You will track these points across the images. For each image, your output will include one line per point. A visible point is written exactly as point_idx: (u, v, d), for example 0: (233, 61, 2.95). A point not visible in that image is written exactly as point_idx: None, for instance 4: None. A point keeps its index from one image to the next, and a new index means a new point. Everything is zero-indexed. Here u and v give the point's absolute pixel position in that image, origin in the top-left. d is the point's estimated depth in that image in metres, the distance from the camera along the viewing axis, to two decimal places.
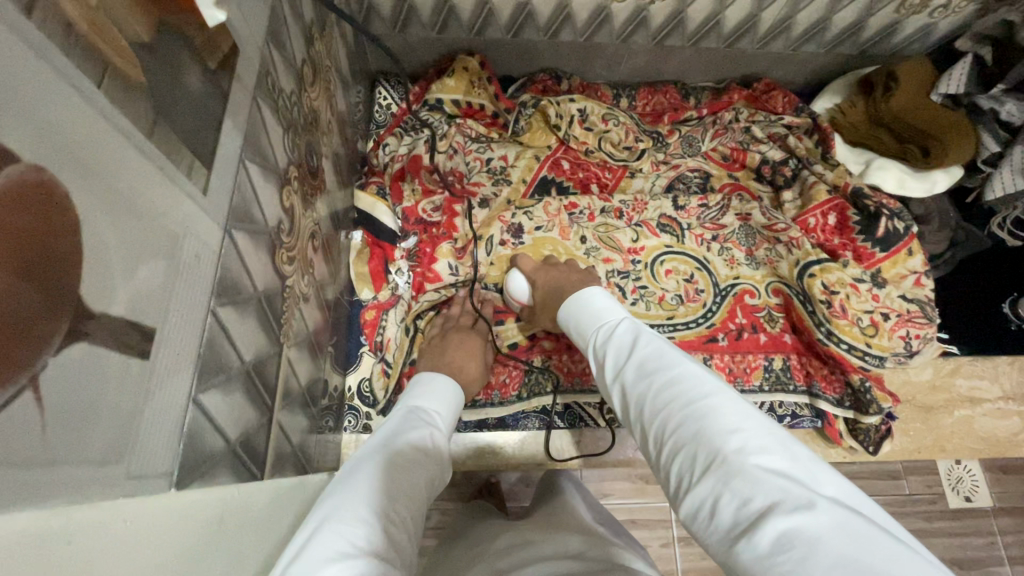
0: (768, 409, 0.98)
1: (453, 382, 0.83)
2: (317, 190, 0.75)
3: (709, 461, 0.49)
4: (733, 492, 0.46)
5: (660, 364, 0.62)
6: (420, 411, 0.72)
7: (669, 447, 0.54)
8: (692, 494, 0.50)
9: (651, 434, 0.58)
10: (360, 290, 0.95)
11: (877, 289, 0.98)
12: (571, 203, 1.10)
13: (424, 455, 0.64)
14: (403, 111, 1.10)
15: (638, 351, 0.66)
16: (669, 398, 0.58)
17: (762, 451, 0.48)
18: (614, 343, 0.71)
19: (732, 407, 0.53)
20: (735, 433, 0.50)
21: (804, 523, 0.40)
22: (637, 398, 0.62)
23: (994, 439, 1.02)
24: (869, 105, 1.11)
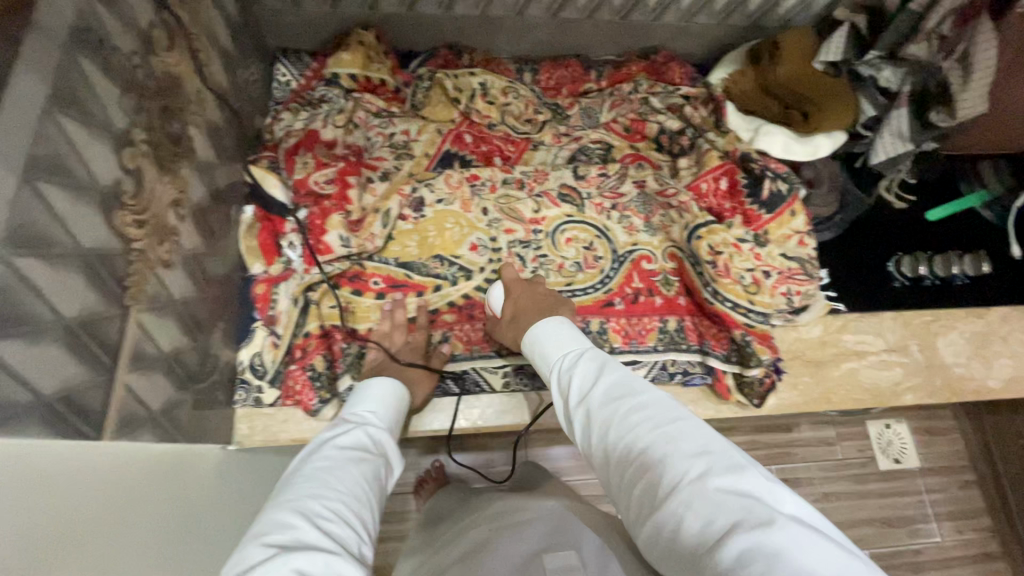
0: (661, 367, 1.02)
1: (394, 379, 0.87)
2: (182, 158, 0.75)
3: (671, 489, 0.52)
4: (698, 516, 0.49)
5: (625, 392, 0.62)
6: (351, 413, 0.77)
7: (632, 474, 0.56)
8: (654, 517, 0.53)
9: (615, 459, 0.59)
10: (251, 264, 0.94)
11: (759, 248, 1.03)
12: (472, 175, 1.11)
13: (358, 453, 0.70)
14: (302, 86, 1.10)
15: (603, 377, 0.65)
16: (633, 424, 0.58)
17: (726, 473, 0.51)
18: (578, 366, 0.69)
19: (697, 431, 0.56)
20: (701, 458, 0.53)
21: (766, 542, 0.45)
22: (597, 424, 0.62)
23: (877, 389, 1.08)
24: (758, 73, 1.15)
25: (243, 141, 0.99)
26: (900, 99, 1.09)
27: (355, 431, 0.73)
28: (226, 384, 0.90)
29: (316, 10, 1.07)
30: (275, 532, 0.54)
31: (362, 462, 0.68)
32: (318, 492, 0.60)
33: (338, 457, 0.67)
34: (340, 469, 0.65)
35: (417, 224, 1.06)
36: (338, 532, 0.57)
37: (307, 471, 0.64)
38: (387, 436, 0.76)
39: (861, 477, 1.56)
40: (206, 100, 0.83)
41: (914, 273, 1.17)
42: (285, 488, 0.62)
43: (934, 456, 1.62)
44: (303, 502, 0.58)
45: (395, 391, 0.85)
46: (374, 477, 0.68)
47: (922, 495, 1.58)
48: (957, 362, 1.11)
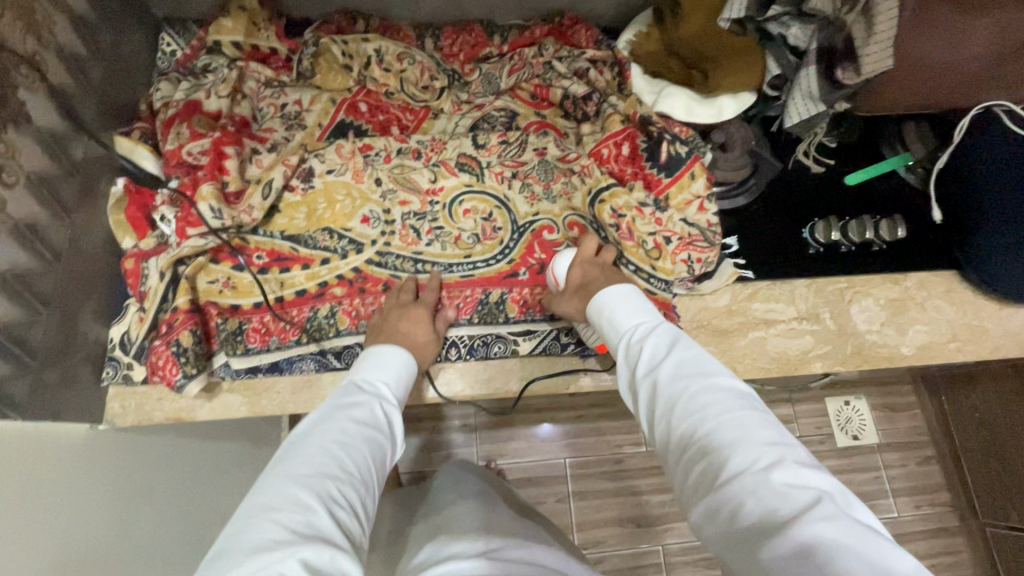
0: (554, 338, 0.99)
1: (408, 352, 0.83)
2: (9, 122, 0.71)
3: (737, 470, 0.52)
4: (759, 500, 0.49)
5: (702, 372, 0.61)
6: (360, 385, 0.73)
7: (693, 450, 0.56)
8: (710, 495, 0.52)
9: (677, 435, 0.58)
10: (121, 238, 0.91)
11: (660, 213, 1.00)
12: (366, 144, 1.06)
13: (366, 430, 0.65)
14: (186, 56, 1.07)
15: (680, 355, 0.64)
16: (706, 403, 0.58)
17: (795, 465, 0.51)
18: (652, 342, 0.69)
19: (769, 423, 0.55)
20: (774, 447, 0.52)
21: (835, 531, 0.44)
22: (668, 399, 0.61)
23: (785, 357, 1.04)
24: (662, 33, 1.11)
25: (115, 111, 0.95)
26: (809, 57, 1.04)
27: (368, 406, 0.69)
28: (91, 361, 0.87)
29: None
30: (285, 510, 0.51)
31: (371, 441, 0.64)
32: (324, 469, 0.57)
33: (353, 432, 0.64)
34: (351, 444, 0.62)
35: (305, 195, 1.02)
36: (344, 519, 0.54)
37: (316, 443, 0.60)
38: (395, 413, 0.73)
39: (819, 453, 1.53)
40: (47, 64, 0.79)
41: (828, 239, 1.12)
42: (290, 454, 0.59)
43: (893, 431, 1.58)
44: (314, 477, 0.55)
45: (404, 362, 0.80)
46: (379, 457, 0.64)
47: (880, 470, 1.54)
48: (870, 329, 1.08)
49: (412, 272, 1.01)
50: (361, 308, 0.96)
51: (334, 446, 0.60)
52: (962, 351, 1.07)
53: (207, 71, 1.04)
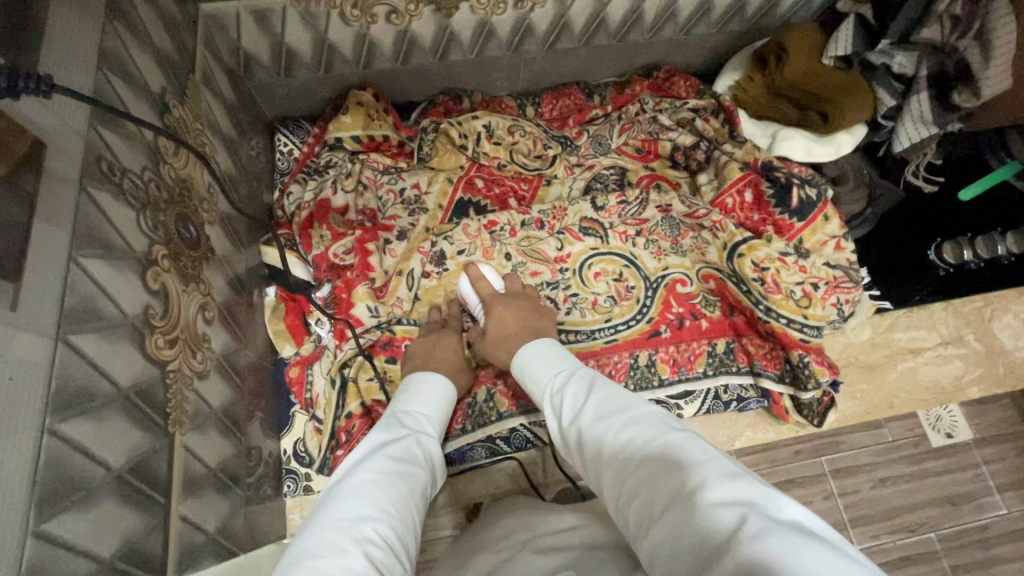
0: (714, 395, 0.98)
1: (443, 377, 0.81)
2: (202, 260, 0.72)
3: (670, 504, 0.44)
4: (692, 532, 0.41)
5: (618, 408, 0.56)
6: (401, 416, 0.71)
7: (631, 496, 0.49)
8: (652, 537, 0.44)
9: (613, 480, 0.52)
10: (281, 346, 0.92)
11: (802, 260, 0.98)
12: (490, 221, 1.06)
13: (406, 466, 0.62)
14: (305, 154, 1.08)
15: (594, 396, 0.59)
16: (628, 440, 0.51)
17: (721, 479, 0.43)
18: (568, 389, 0.63)
19: (686, 441, 0.48)
20: (695, 468, 0.45)
21: (758, 547, 0.36)
22: (594, 444, 0.55)
23: (939, 386, 1.03)
24: (766, 77, 1.12)
25: (257, 222, 0.97)
26: (918, 83, 1.05)
27: (408, 440, 0.66)
28: (274, 477, 0.87)
29: (310, 77, 1.04)
30: (326, 558, 0.47)
31: (409, 477, 0.61)
32: (366, 512, 0.53)
33: (375, 464, 0.60)
34: (387, 483, 0.58)
35: (439, 279, 1.00)
36: (387, 564, 0.49)
37: (352, 486, 0.56)
38: (437, 449, 0.70)
39: (916, 457, 1.27)
40: (217, 194, 0.81)
41: (957, 259, 1.11)
42: (327, 499, 0.56)
43: (987, 425, 1.32)
44: (358, 523, 0.51)
45: (443, 389, 0.79)
46: (415, 495, 0.60)
47: (982, 467, 1.29)
48: (1016, 346, 1.06)
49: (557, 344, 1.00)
50: (517, 388, 0.95)
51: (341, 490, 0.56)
52: None
53: (329, 167, 1.06)
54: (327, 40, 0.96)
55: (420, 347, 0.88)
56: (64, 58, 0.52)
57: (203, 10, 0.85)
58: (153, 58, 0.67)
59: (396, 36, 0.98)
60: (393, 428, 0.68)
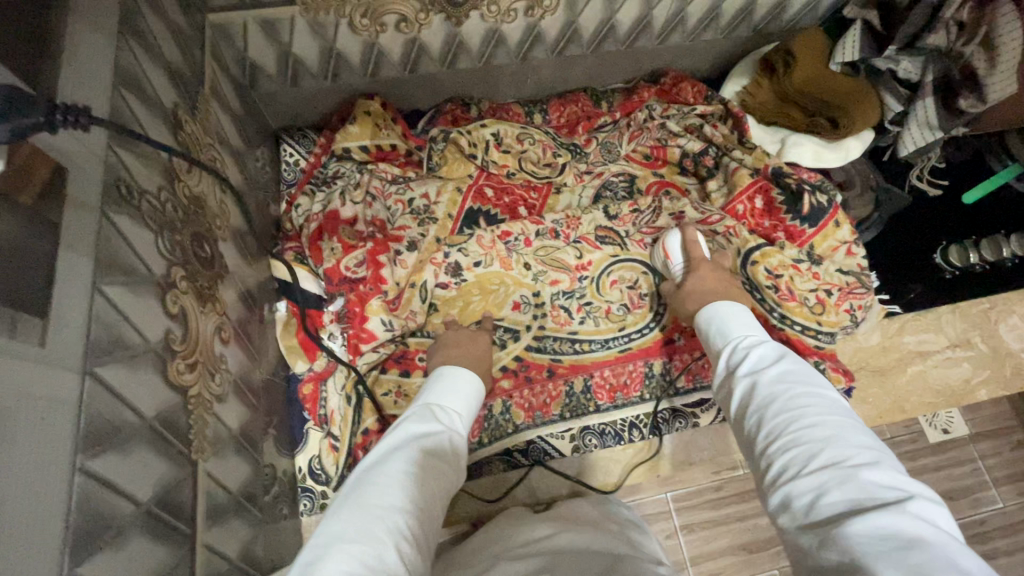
0: None
1: (476, 377, 0.80)
2: (217, 278, 0.70)
3: (830, 463, 0.46)
4: (845, 494, 0.43)
5: (801, 378, 0.57)
6: (438, 410, 0.69)
7: (782, 442, 0.51)
8: (794, 483, 0.47)
9: (763, 428, 0.54)
10: (293, 362, 0.91)
11: (816, 267, 0.99)
12: (504, 231, 1.05)
13: (437, 462, 0.61)
14: (311, 164, 1.06)
15: (784, 361, 0.60)
16: (804, 404, 0.53)
17: (893, 472, 0.45)
18: (755, 348, 0.65)
19: (867, 434, 0.49)
20: (867, 452, 0.47)
21: (926, 531, 0.38)
22: (763, 395, 0.57)
23: (949, 388, 1.04)
24: (774, 83, 1.12)
25: (266, 236, 0.95)
26: (924, 89, 1.05)
27: (441, 435, 0.65)
28: (289, 496, 0.85)
29: (316, 86, 1.02)
30: (363, 543, 0.46)
31: (441, 474, 0.60)
32: (396, 503, 0.52)
33: (410, 455, 0.59)
34: (421, 478, 0.57)
35: (460, 289, 1.01)
36: (412, 558, 0.49)
37: (389, 473, 0.56)
38: (462, 447, 0.68)
39: (913, 454, 1.28)
40: (229, 209, 0.79)
41: (964, 262, 1.11)
42: (364, 480, 0.55)
43: (981, 420, 1.34)
44: (389, 514, 0.51)
45: (475, 389, 0.77)
46: (444, 492, 0.60)
47: (976, 461, 1.30)
48: (1022, 347, 1.07)
49: (572, 354, 0.99)
50: (534, 399, 0.95)
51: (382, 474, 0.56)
52: None
53: (336, 177, 1.04)
54: (335, 49, 0.95)
55: (455, 340, 0.90)
56: (80, 79, 0.50)
57: (209, 20, 0.83)
58: (165, 74, 0.66)
59: (405, 43, 0.97)
60: (425, 417, 0.67)
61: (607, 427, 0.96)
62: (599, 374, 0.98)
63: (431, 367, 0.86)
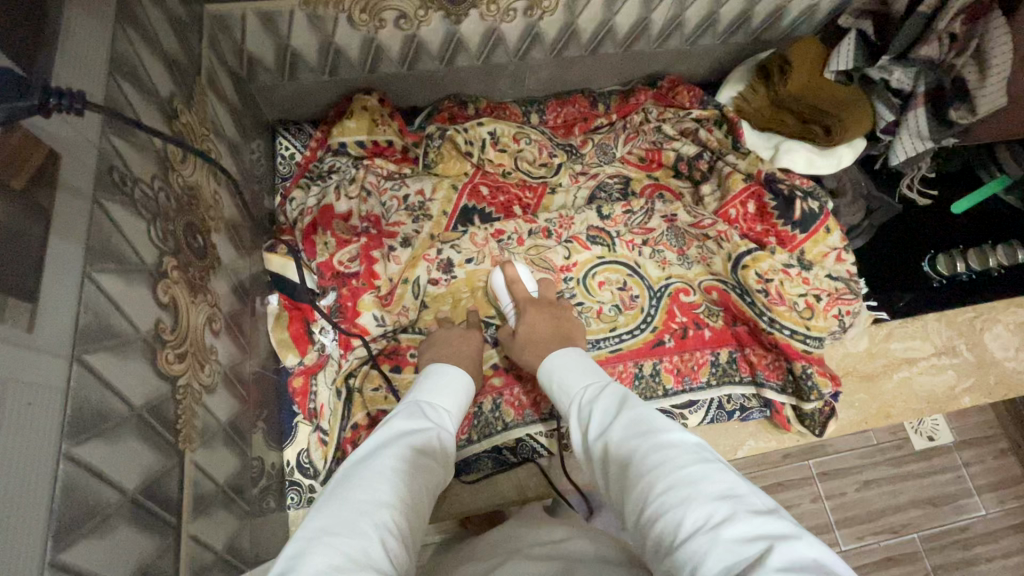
0: (718, 405, 0.99)
1: (468, 378, 0.81)
2: (209, 269, 0.70)
3: (692, 529, 0.44)
4: (714, 561, 0.41)
5: (647, 431, 0.55)
6: (427, 408, 0.70)
7: (647, 514, 0.48)
8: (669, 559, 0.44)
9: (630, 497, 0.52)
10: (285, 355, 0.90)
11: (806, 272, 0.99)
12: (497, 230, 1.07)
13: (426, 460, 0.61)
14: (307, 158, 1.06)
15: (626, 411, 0.59)
16: (656, 460, 0.51)
17: (751, 519, 0.43)
18: (598, 404, 0.64)
19: (717, 472, 0.49)
20: (723, 502, 0.45)
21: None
22: (620, 459, 0.55)
23: (934, 395, 1.05)
24: (769, 89, 1.13)
25: (259, 228, 0.95)
26: (915, 99, 1.07)
27: (430, 433, 0.65)
28: (277, 490, 0.85)
29: (314, 80, 1.02)
30: (345, 538, 0.46)
31: (428, 472, 0.61)
32: (384, 497, 0.52)
33: (397, 450, 0.59)
34: (410, 475, 0.57)
35: (449, 286, 1.03)
36: (397, 553, 0.49)
37: (377, 467, 0.56)
38: (452, 445, 0.68)
39: (898, 460, 1.30)
40: (223, 201, 0.78)
41: (951, 271, 1.14)
42: (349, 473, 0.56)
43: (965, 428, 1.36)
44: (375, 509, 0.51)
45: (466, 387, 0.78)
46: (430, 489, 0.60)
47: (960, 468, 1.32)
48: (1006, 356, 1.09)
49: None
50: (522, 398, 0.95)
51: (367, 469, 0.56)
52: None
53: (331, 171, 1.04)
54: (333, 43, 0.94)
55: (446, 341, 0.89)
56: (76, 66, 0.50)
57: (207, 11, 0.83)
58: (162, 63, 0.65)
59: (403, 40, 0.97)
60: (415, 414, 0.68)
61: None
62: None
63: (420, 366, 0.86)
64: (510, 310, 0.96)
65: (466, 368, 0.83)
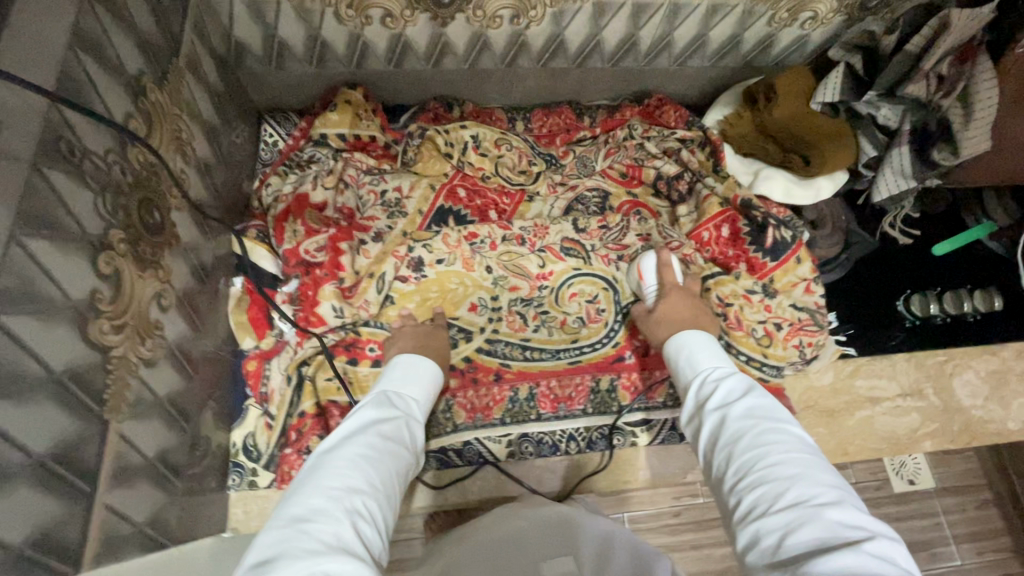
0: (671, 426, 0.98)
1: (437, 369, 0.82)
2: (165, 246, 0.71)
3: (796, 503, 0.48)
4: (812, 537, 0.45)
5: (772, 414, 0.59)
6: (395, 398, 0.70)
7: (750, 480, 0.52)
8: (761, 523, 0.49)
9: (733, 463, 0.56)
10: (241, 338, 0.91)
11: (769, 299, 0.99)
12: (470, 232, 1.06)
13: (393, 446, 0.61)
14: (289, 146, 1.08)
15: (750, 394, 0.63)
16: (770, 441, 0.55)
17: (855, 512, 0.47)
18: (723, 380, 0.67)
19: (830, 470, 0.52)
20: (833, 491, 0.49)
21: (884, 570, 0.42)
22: (732, 431, 0.59)
23: (895, 437, 1.04)
24: (754, 115, 1.12)
25: (230, 210, 0.96)
26: (901, 136, 1.06)
27: (398, 421, 0.66)
28: (218, 469, 0.86)
29: (300, 70, 1.04)
30: (314, 522, 0.47)
31: (397, 456, 0.60)
32: (354, 483, 0.53)
33: (367, 438, 0.59)
34: (377, 459, 0.57)
35: (419, 284, 1.02)
36: (366, 535, 0.50)
37: (344, 455, 0.56)
38: (421, 431, 0.68)
39: (875, 501, 1.28)
40: (190, 180, 0.80)
41: (925, 312, 1.13)
42: (321, 461, 0.56)
43: (948, 475, 1.33)
44: (344, 493, 0.51)
45: (432, 376, 0.78)
46: (400, 473, 0.60)
47: (939, 516, 1.30)
48: (973, 404, 1.08)
49: (522, 360, 1.00)
50: (477, 401, 0.96)
51: (340, 455, 0.56)
52: None
53: (311, 162, 1.05)
54: (319, 36, 0.96)
55: (413, 332, 0.91)
56: (30, 37, 0.51)
57: None
58: (133, 41, 0.67)
59: (390, 38, 0.98)
60: (384, 404, 0.68)
61: (545, 437, 0.96)
62: (546, 384, 0.98)
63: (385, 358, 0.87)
64: (651, 292, 0.97)
65: (436, 359, 0.85)
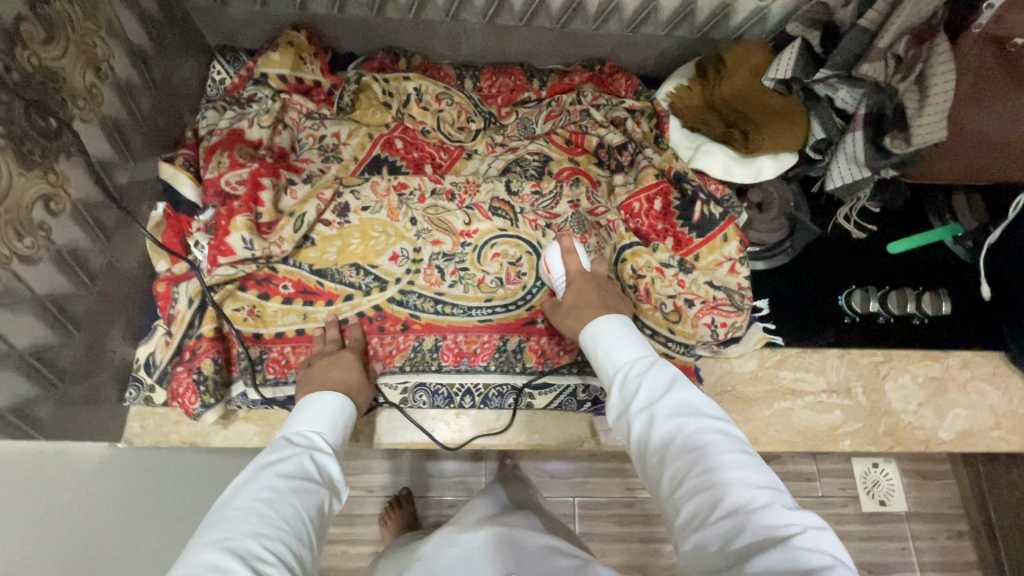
0: (570, 393, 0.98)
1: (342, 394, 0.80)
2: (60, 154, 0.74)
3: (733, 511, 0.49)
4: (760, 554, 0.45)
5: (703, 419, 0.56)
6: (294, 436, 0.69)
7: (685, 490, 0.52)
8: (701, 532, 0.49)
9: (668, 480, 0.53)
10: (155, 261, 0.94)
11: (683, 275, 0.97)
12: (401, 183, 1.05)
13: (298, 480, 0.62)
14: (234, 85, 1.10)
15: (678, 392, 0.58)
16: (706, 452, 0.53)
17: (790, 513, 0.49)
18: (646, 377, 0.60)
19: (763, 470, 0.52)
20: (767, 497, 0.50)
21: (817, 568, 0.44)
22: (665, 446, 0.55)
23: (811, 432, 0.99)
24: (703, 89, 1.11)
25: (159, 138, 0.98)
26: (855, 121, 0.99)
27: (300, 455, 0.65)
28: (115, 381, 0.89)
29: (246, 8, 1.06)
30: None
31: (305, 490, 0.61)
32: (250, 530, 0.53)
33: (265, 482, 0.59)
34: (278, 499, 0.58)
35: (341, 229, 1.02)
36: None
37: (240, 504, 0.56)
38: (334, 462, 0.68)
39: (840, 518, 1.23)
40: (102, 97, 0.82)
41: (865, 308, 1.08)
42: (211, 520, 0.55)
43: (924, 501, 1.27)
44: (237, 543, 0.51)
45: (340, 404, 0.78)
46: (318, 507, 0.61)
47: (907, 541, 1.24)
48: (905, 409, 1.02)
49: (432, 313, 0.99)
50: (380, 348, 0.96)
51: (233, 510, 0.55)
52: (1005, 440, 1.01)
53: (252, 100, 1.06)
54: None
55: (317, 358, 0.88)
56: None
57: None
58: None
59: None
60: (284, 446, 0.67)
61: (441, 388, 0.97)
62: (452, 337, 0.98)
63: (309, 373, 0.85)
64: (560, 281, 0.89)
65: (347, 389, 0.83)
